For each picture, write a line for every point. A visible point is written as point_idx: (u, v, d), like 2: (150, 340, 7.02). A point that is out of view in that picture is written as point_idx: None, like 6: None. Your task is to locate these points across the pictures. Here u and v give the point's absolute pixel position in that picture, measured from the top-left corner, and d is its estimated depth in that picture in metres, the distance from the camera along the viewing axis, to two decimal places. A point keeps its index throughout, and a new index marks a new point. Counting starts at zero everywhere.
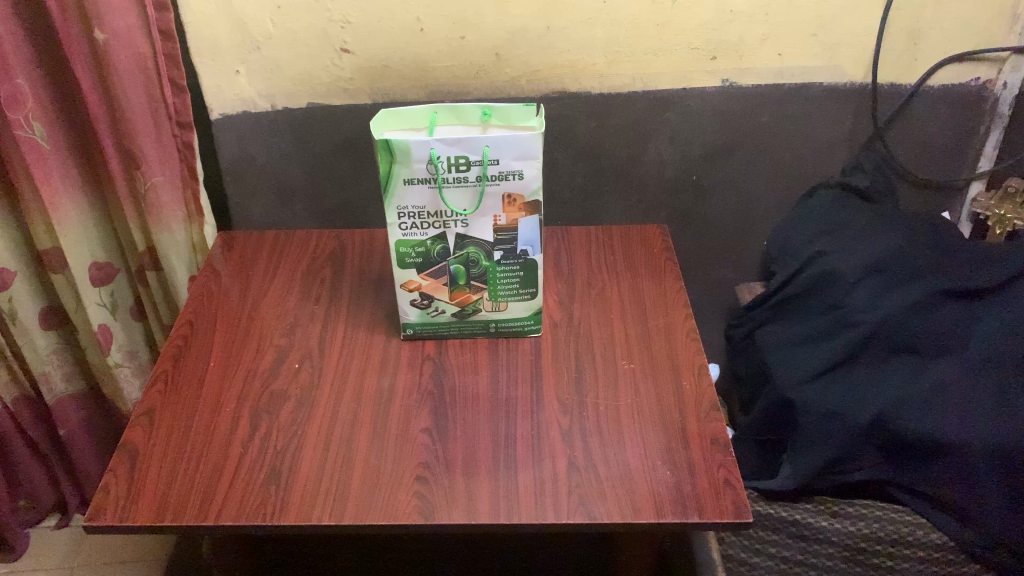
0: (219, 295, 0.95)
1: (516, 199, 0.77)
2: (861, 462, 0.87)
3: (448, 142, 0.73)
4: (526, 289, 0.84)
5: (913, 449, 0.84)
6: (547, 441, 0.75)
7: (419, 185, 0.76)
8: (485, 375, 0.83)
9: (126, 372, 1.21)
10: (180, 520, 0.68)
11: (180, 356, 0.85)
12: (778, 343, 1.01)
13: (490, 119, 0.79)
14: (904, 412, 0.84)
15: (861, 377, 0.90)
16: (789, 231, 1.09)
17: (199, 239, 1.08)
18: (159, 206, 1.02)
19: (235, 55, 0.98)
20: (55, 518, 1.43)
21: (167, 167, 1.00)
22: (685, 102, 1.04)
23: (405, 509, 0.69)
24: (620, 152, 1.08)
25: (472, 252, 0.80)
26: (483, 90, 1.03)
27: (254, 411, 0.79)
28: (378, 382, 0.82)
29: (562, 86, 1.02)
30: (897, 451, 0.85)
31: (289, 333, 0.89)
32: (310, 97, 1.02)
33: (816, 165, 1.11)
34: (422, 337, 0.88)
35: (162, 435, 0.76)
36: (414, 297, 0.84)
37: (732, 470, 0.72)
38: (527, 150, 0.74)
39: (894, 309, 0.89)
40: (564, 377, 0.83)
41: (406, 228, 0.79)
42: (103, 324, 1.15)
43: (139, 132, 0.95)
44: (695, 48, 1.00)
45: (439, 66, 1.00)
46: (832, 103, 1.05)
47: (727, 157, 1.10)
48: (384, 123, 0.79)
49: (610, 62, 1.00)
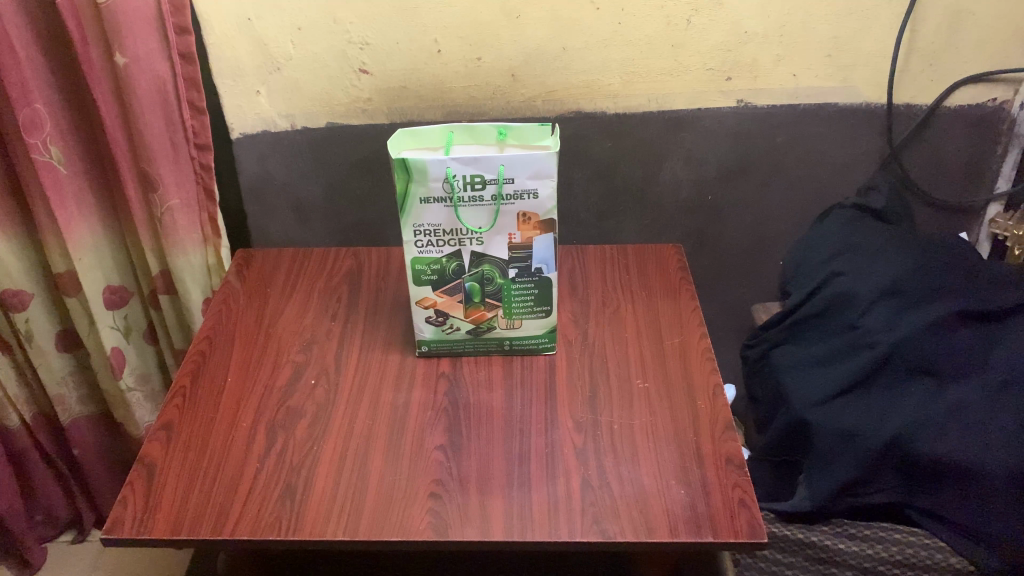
0: (239, 310, 0.96)
1: (531, 218, 0.77)
2: (877, 484, 0.88)
3: (464, 161, 0.74)
4: (540, 306, 0.84)
5: (927, 470, 0.85)
6: (562, 458, 0.76)
7: (436, 204, 0.76)
8: (498, 393, 0.83)
9: (138, 396, 1.24)
10: (196, 533, 0.68)
11: (197, 372, 0.86)
12: (796, 365, 1.02)
13: (505, 139, 0.80)
14: (919, 434, 0.85)
15: (877, 400, 0.91)
16: (806, 251, 1.10)
17: (215, 261, 1.09)
18: (175, 229, 1.03)
19: (256, 76, 1.00)
20: (71, 534, 1.44)
21: (183, 191, 1.01)
22: (699, 122, 1.05)
23: (420, 525, 0.69)
24: (635, 172, 1.08)
25: (487, 269, 0.81)
26: (499, 110, 1.04)
27: (270, 426, 0.80)
28: (394, 398, 0.83)
29: (578, 107, 1.03)
30: (913, 472, 0.86)
31: (307, 349, 0.90)
32: (328, 118, 1.04)
33: (830, 186, 1.11)
34: (437, 354, 0.88)
35: (180, 449, 0.77)
36: (429, 313, 0.84)
37: (747, 490, 0.73)
38: (542, 169, 0.74)
39: (912, 329, 0.90)
40: (579, 395, 0.83)
41: (422, 245, 0.79)
42: (116, 347, 1.17)
43: (156, 155, 0.97)
44: (709, 69, 1.00)
45: (456, 86, 1.01)
46: (847, 125, 1.05)
47: (741, 178, 1.10)
48: (401, 142, 0.79)
49: (624, 82, 1.01)
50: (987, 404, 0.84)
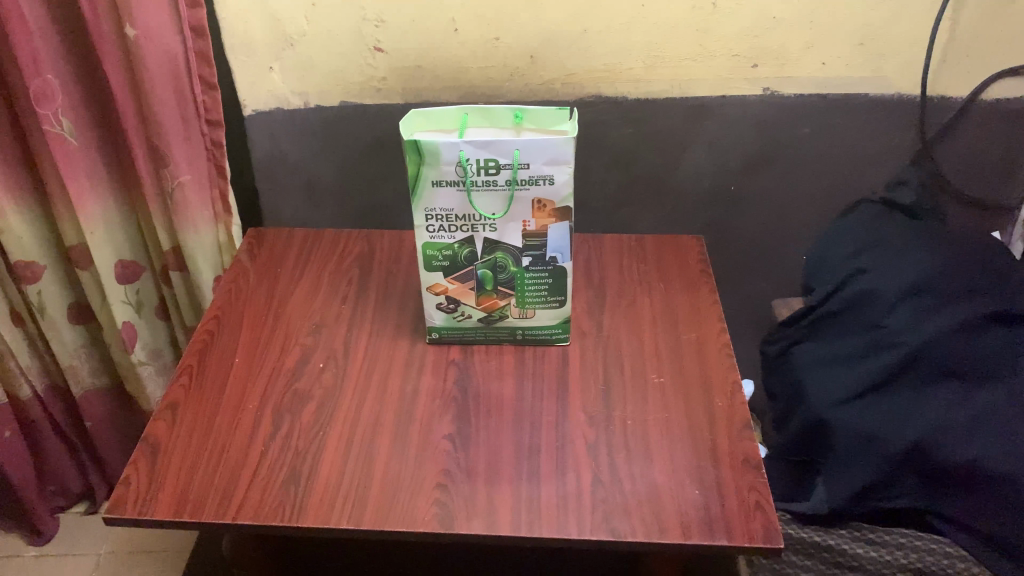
0: (248, 290, 0.94)
1: (546, 205, 0.75)
2: (898, 488, 0.86)
3: (477, 144, 0.71)
4: (554, 296, 0.82)
5: (950, 475, 0.83)
6: (571, 453, 0.74)
7: (448, 187, 0.74)
8: (509, 384, 0.82)
9: (150, 370, 1.23)
10: (198, 517, 0.67)
11: (205, 352, 0.85)
12: (817, 363, 1.00)
13: (522, 122, 0.78)
14: (944, 438, 0.83)
15: (899, 401, 0.88)
16: (828, 246, 1.07)
17: (226, 238, 1.07)
18: (186, 206, 1.01)
19: (269, 52, 0.98)
20: (83, 505, 1.44)
21: (195, 166, 1.00)
22: (724, 110, 1.01)
23: (425, 516, 0.68)
24: (656, 160, 1.05)
25: (499, 256, 0.79)
26: (517, 93, 1.01)
27: (277, 410, 0.78)
28: (402, 385, 0.81)
29: (598, 91, 1.00)
30: (935, 477, 0.84)
31: (315, 332, 0.88)
32: (342, 96, 1.01)
33: (857, 179, 1.08)
34: (448, 341, 0.86)
35: (185, 431, 0.76)
36: (440, 300, 0.82)
37: (763, 492, 0.71)
38: (558, 155, 0.72)
39: (939, 330, 0.88)
40: (591, 389, 0.81)
41: (434, 230, 0.77)
42: (127, 321, 1.16)
43: (167, 131, 0.95)
44: (735, 55, 0.97)
45: (473, 67, 0.99)
46: (878, 117, 1.02)
47: (766, 168, 1.06)
48: (414, 123, 0.77)
49: (647, 67, 0.98)
50: (1014, 410, 0.82)
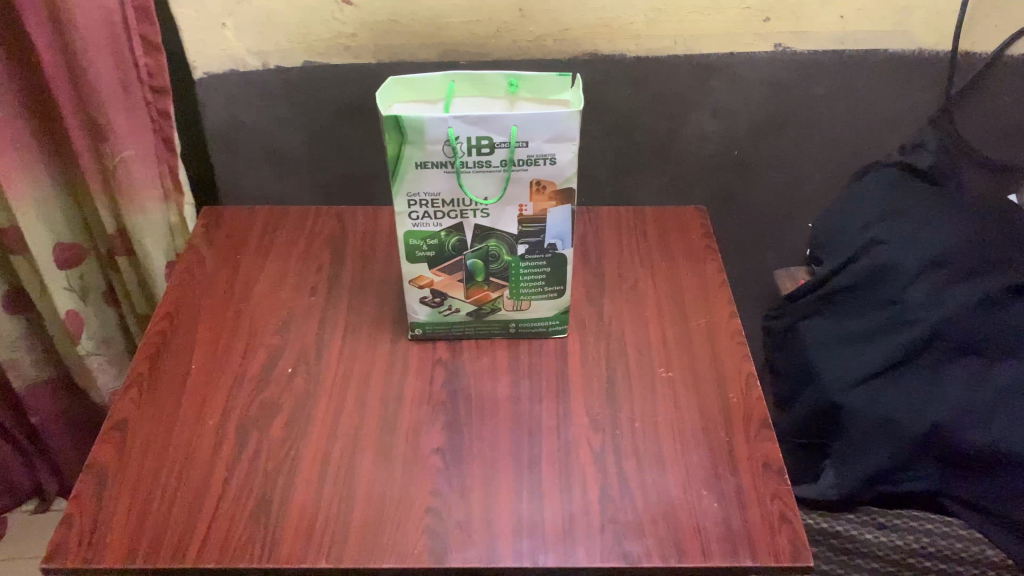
0: (205, 280, 0.84)
1: (546, 186, 0.66)
2: (913, 473, 0.81)
3: (469, 120, 0.61)
4: (551, 286, 0.73)
5: (971, 460, 0.77)
6: (576, 463, 0.66)
7: (434, 169, 0.64)
8: (503, 384, 0.73)
9: (100, 362, 1.12)
10: (153, 561, 0.59)
11: (158, 357, 0.75)
12: (826, 339, 0.93)
13: (517, 91, 0.68)
14: (966, 422, 0.77)
15: (917, 382, 0.82)
16: (840, 216, 0.98)
17: (178, 219, 0.97)
18: (131, 184, 0.90)
19: (222, 6, 0.86)
20: (33, 503, 1.35)
21: (140, 139, 0.88)
22: (731, 68, 0.92)
23: (415, 548, 0.60)
24: (656, 124, 0.96)
25: (492, 245, 0.69)
26: (504, 51, 0.90)
27: (241, 425, 0.69)
28: (384, 389, 0.73)
29: (595, 48, 0.90)
30: (954, 461, 0.79)
31: (284, 330, 0.79)
32: (306, 55, 0.90)
33: (870, 142, 1.00)
34: (433, 337, 0.77)
35: (137, 453, 0.67)
36: (424, 294, 0.73)
37: (788, 503, 0.63)
38: (562, 131, 0.62)
39: (960, 307, 0.81)
40: (595, 387, 0.73)
41: (417, 217, 0.68)
42: (71, 311, 1.05)
43: (106, 100, 0.83)
44: (746, 8, 0.87)
45: (455, 23, 0.88)
46: (896, 75, 0.93)
47: (774, 132, 0.98)
48: (393, 92, 0.66)
49: (649, 21, 0.88)
50: None
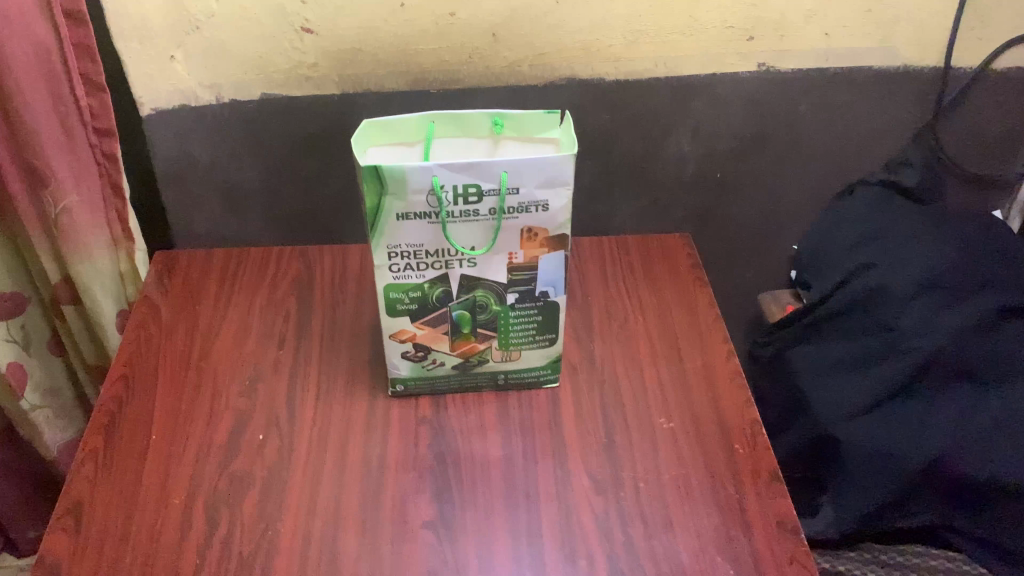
0: (161, 336, 0.77)
1: (537, 234, 0.61)
2: (914, 505, 0.77)
3: (454, 168, 0.56)
4: (543, 335, 0.68)
5: (977, 491, 0.73)
6: (579, 531, 0.61)
7: (417, 220, 0.59)
8: (494, 442, 0.68)
9: (47, 415, 1.03)
10: None
11: (113, 428, 0.68)
12: (813, 370, 0.87)
13: (502, 130, 0.64)
14: (970, 452, 0.72)
15: (915, 412, 0.77)
16: (825, 235, 0.94)
17: (129, 268, 0.89)
18: (75, 232, 0.83)
19: (169, 36, 0.79)
20: None
21: (85, 184, 0.81)
22: (714, 89, 0.88)
23: None
24: (636, 148, 0.92)
25: (479, 295, 0.64)
26: (476, 77, 0.85)
27: (210, 503, 0.63)
28: (365, 455, 0.67)
29: (573, 72, 0.85)
30: (958, 492, 0.74)
31: (251, 390, 0.72)
32: (263, 86, 0.83)
33: (855, 161, 0.97)
34: (415, 392, 0.72)
35: (94, 542, 0.60)
36: (406, 348, 0.67)
37: (808, 564, 0.59)
38: (555, 175, 0.58)
39: (957, 331, 0.76)
40: (592, 442, 0.68)
41: (398, 270, 0.62)
42: (13, 362, 0.96)
43: (45, 142, 0.76)
44: (730, 27, 0.84)
45: (423, 49, 0.82)
46: (881, 92, 0.90)
47: (757, 154, 0.95)
48: (366, 137, 0.61)
49: (629, 44, 0.84)
50: None
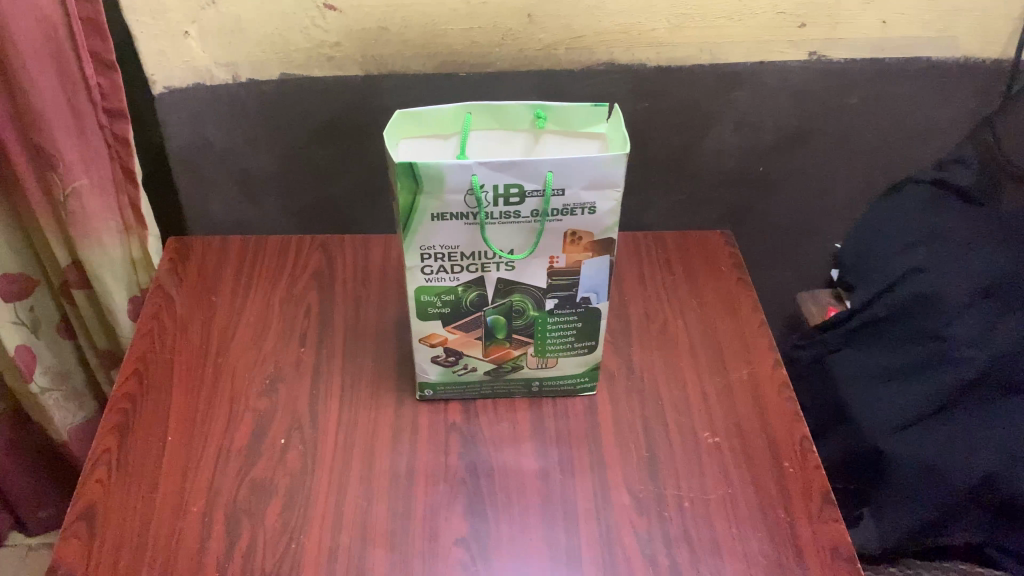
0: (176, 330, 0.73)
1: (582, 237, 0.57)
2: (963, 525, 0.73)
3: (495, 166, 0.52)
4: (582, 341, 0.64)
5: None
6: (620, 552, 0.57)
7: (452, 221, 0.55)
8: (528, 454, 0.64)
9: (56, 398, 1.00)
10: None
11: (127, 429, 0.65)
12: (860, 375, 0.84)
13: (544, 124, 0.59)
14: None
15: (965, 426, 0.73)
16: (873, 237, 0.89)
17: (141, 254, 0.85)
18: (85, 217, 0.78)
19: (184, 12, 0.74)
20: None
21: (94, 167, 0.76)
22: (759, 77, 0.83)
23: None
24: (673, 139, 0.87)
25: (517, 300, 0.60)
26: (508, 61, 0.80)
27: (230, 514, 0.59)
28: (392, 464, 0.63)
29: (611, 57, 0.81)
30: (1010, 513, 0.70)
31: (271, 391, 0.68)
32: (282, 67, 0.79)
33: (902, 155, 0.92)
34: (444, 397, 0.68)
35: (108, 553, 0.56)
36: (437, 353, 0.63)
37: None
38: (604, 176, 0.53)
39: (1014, 343, 0.71)
40: (632, 455, 0.64)
41: (431, 272, 0.58)
42: (21, 345, 0.93)
43: (52, 123, 0.71)
44: (779, 12, 0.79)
45: (452, 30, 0.77)
46: (936, 84, 0.85)
47: (800, 146, 0.90)
48: (397, 129, 0.57)
49: (672, 28, 0.79)
50: None
